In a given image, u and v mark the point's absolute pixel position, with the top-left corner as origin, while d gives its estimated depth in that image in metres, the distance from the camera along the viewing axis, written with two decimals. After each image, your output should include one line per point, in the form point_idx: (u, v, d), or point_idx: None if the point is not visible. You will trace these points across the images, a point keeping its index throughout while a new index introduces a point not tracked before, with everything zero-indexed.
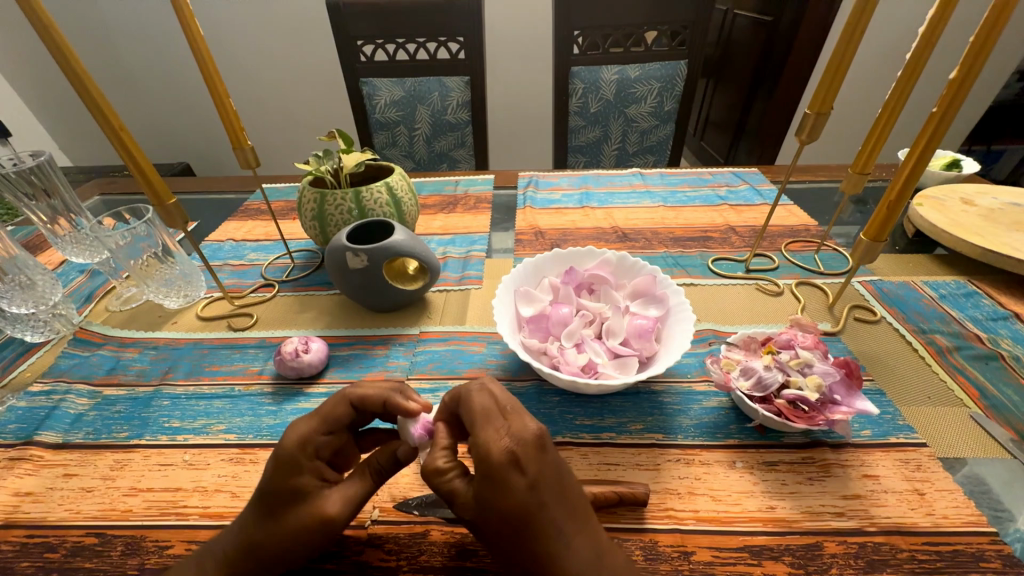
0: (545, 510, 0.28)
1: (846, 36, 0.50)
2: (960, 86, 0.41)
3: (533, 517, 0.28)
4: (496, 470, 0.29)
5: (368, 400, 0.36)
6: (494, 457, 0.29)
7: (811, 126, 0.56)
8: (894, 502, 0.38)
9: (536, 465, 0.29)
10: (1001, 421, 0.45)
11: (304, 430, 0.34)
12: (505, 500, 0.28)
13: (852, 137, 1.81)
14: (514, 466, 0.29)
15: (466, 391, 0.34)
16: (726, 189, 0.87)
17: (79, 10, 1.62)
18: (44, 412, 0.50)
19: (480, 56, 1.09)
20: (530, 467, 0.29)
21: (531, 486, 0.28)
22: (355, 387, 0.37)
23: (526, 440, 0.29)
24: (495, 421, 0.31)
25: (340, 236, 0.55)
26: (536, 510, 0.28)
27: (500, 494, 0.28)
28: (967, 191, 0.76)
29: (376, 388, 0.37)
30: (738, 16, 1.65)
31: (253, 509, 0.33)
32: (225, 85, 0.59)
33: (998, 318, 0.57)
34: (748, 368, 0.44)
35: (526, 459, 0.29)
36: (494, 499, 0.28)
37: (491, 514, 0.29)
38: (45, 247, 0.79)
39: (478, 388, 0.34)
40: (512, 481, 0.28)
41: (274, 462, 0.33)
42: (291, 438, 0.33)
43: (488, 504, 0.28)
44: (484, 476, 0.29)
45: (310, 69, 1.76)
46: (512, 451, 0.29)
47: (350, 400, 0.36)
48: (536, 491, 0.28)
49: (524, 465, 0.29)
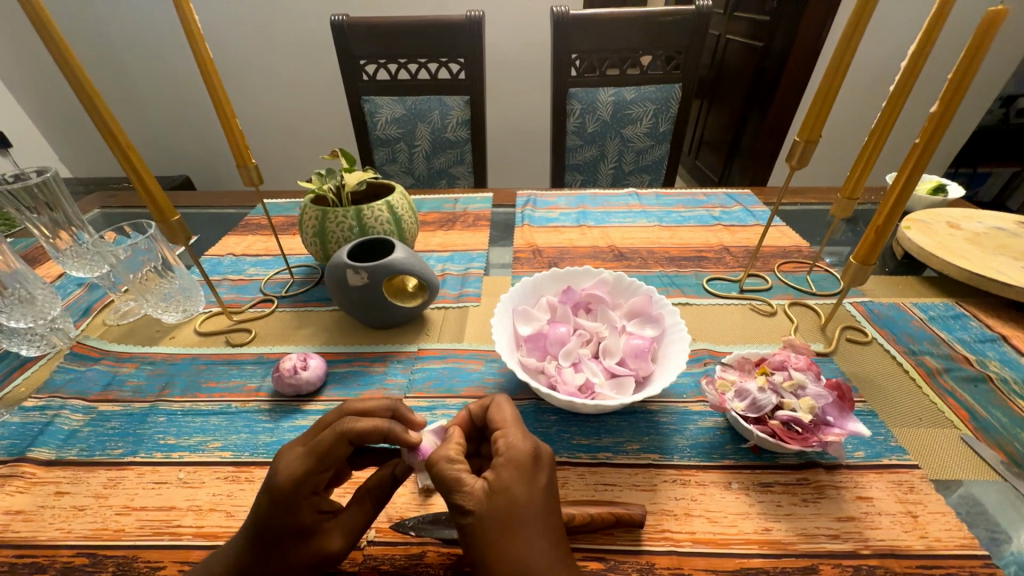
0: (549, 515, 0.31)
1: (833, 69, 0.52)
2: (942, 118, 0.43)
3: (540, 516, 0.30)
4: (523, 461, 0.32)
5: (368, 438, 0.35)
6: (522, 451, 0.32)
7: (801, 153, 0.57)
8: (888, 524, 0.39)
9: (550, 471, 0.33)
10: (991, 443, 0.46)
11: (299, 468, 0.33)
12: (524, 491, 0.31)
13: (844, 159, 1.85)
14: (537, 465, 0.32)
15: (495, 398, 0.38)
16: (720, 210, 0.89)
17: (88, 25, 1.65)
18: (38, 428, 0.49)
19: (481, 77, 1.12)
20: (549, 470, 0.32)
21: (546, 487, 0.32)
22: (353, 423, 0.34)
23: (549, 447, 0.34)
24: (516, 428, 0.35)
25: (340, 253, 0.56)
26: (544, 511, 0.31)
27: (520, 485, 0.31)
28: (954, 215, 0.78)
29: (376, 422, 0.35)
30: (730, 41, 1.70)
31: (249, 543, 0.32)
32: (233, 106, 0.61)
33: (986, 339, 0.58)
34: (742, 390, 0.44)
35: (547, 463, 0.33)
36: (514, 487, 0.31)
37: (504, 504, 0.30)
38: (44, 259, 0.79)
39: (505, 399, 0.38)
40: (534, 476, 0.31)
41: (269, 498, 0.32)
42: (288, 478, 0.32)
43: (505, 492, 0.30)
44: (508, 466, 0.32)
45: (312, 85, 1.79)
46: (538, 451, 0.33)
47: (348, 438, 0.34)
48: (547, 492, 0.32)
49: (544, 467, 0.32)
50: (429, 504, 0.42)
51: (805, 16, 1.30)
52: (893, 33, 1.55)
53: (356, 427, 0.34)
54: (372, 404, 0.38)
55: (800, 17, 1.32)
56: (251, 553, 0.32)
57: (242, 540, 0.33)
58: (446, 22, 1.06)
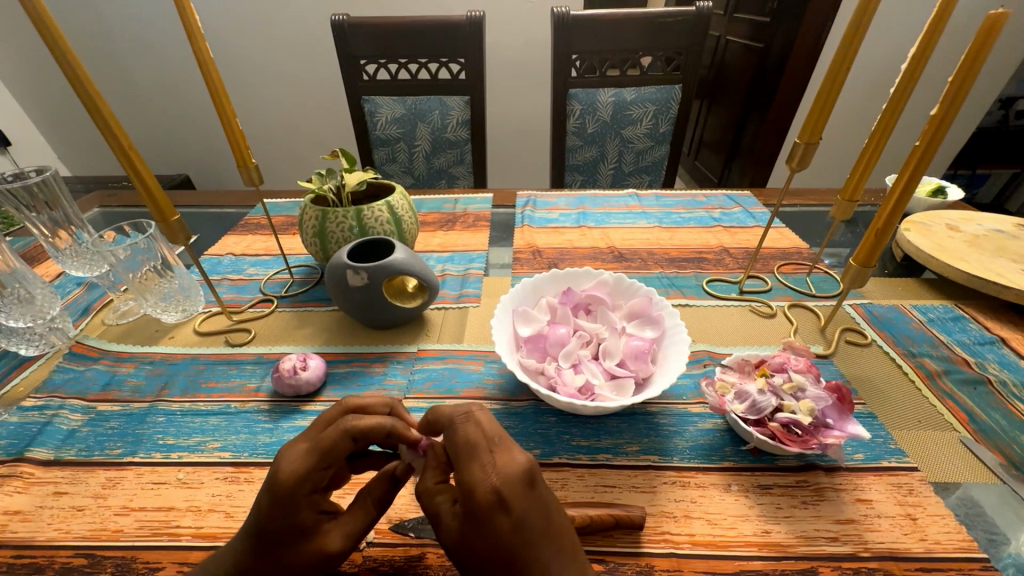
0: (533, 550, 0.29)
1: (834, 71, 0.52)
2: (941, 123, 0.43)
3: (518, 557, 0.29)
4: (484, 507, 0.29)
5: (370, 435, 0.35)
6: (482, 495, 0.30)
7: (801, 155, 0.57)
8: (888, 527, 0.39)
9: (522, 504, 0.29)
10: (990, 445, 0.46)
11: (300, 466, 0.32)
12: (492, 537, 0.29)
13: (844, 160, 1.85)
14: (502, 505, 0.29)
15: (450, 422, 0.33)
16: (719, 212, 0.89)
17: (88, 24, 1.65)
18: (36, 428, 0.49)
19: (481, 77, 1.12)
20: (519, 505, 0.29)
21: (515, 529, 0.29)
22: (354, 420, 0.34)
23: (514, 479, 0.30)
24: (482, 458, 0.31)
25: (341, 253, 0.56)
26: (522, 550, 0.29)
27: (486, 532, 0.29)
28: (953, 217, 0.78)
29: (378, 420, 0.35)
30: (730, 42, 1.70)
31: (249, 541, 0.32)
32: (233, 107, 0.61)
33: (985, 342, 0.58)
34: (742, 392, 0.44)
35: (516, 497, 0.29)
36: (481, 535, 0.29)
37: (475, 549, 0.29)
38: (43, 259, 0.79)
39: (460, 420, 0.33)
40: (500, 519, 0.29)
41: (270, 496, 0.32)
42: (289, 476, 0.32)
43: (475, 540, 0.29)
44: (471, 513, 0.30)
45: (311, 85, 1.78)
46: (500, 488, 0.30)
47: (350, 435, 0.34)
48: (520, 532, 0.29)
49: (511, 504, 0.29)
50: None
51: (806, 17, 1.30)
52: (893, 35, 1.55)
53: (359, 425, 0.34)
54: (371, 400, 0.38)
55: (801, 18, 1.32)
56: (251, 552, 0.32)
57: (242, 538, 0.33)
58: (446, 22, 1.06)
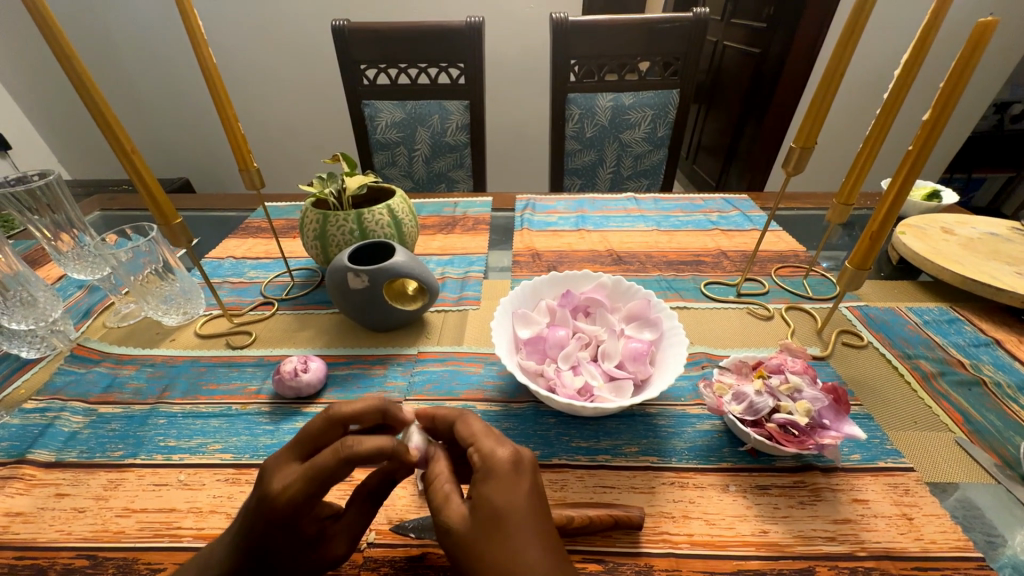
0: (536, 520, 0.29)
1: (829, 76, 0.52)
2: (934, 126, 0.43)
3: (528, 523, 0.29)
4: (500, 471, 0.31)
5: (371, 460, 0.32)
6: (498, 459, 0.31)
7: (797, 159, 0.58)
8: (883, 527, 0.39)
9: (532, 475, 0.31)
10: (985, 446, 0.46)
11: (297, 486, 0.32)
12: (503, 500, 0.30)
13: (841, 164, 1.86)
14: (515, 471, 0.31)
15: (461, 415, 0.36)
16: (717, 215, 0.90)
17: (92, 31, 1.67)
18: (38, 430, 0.49)
19: (480, 82, 1.13)
20: (529, 474, 0.31)
21: (528, 494, 0.30)
22: (354, 446, 0.32)
23: (526, 453, 0.32)
24: (496, 435, 0.34)
25: (341, 256, 0.56)
26: (530, 519, 0.29)
27: (500, 493, 0.30)
28: (949, 221, 0.79)
29: (379, 442, 0.33)
30: (727, 47, 1.72)
31: (245, 554, 0.32)
32: (235, 110, 0.61)
33: (980, 344, 0.59)
34: (739, 393, 0.45)
35: (527, 467, 0.32)
36: (494, 497, 0.30)
37: (483, 513, 0.29)
38: (45, 262, 0.79)
39: (472, 414, 0.36)
40: (515, 483, 0.30)
41: (267, 517, 0.31)
42: (288, 497, 0.31)
43: (486, 506, 0.29)
44: (487, 480, 0.31)
45: (311, 88, 1.79)
46: (515, 456, 0.32)
47: (349, 461, 0.32)
48: (532, 499, 0.30)
49: (524, 472, 0.31)
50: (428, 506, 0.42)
51: (802, 23, 1.32)
52: (886, 42, 1.57)
53: (358, 450, 0.32)
54: (361, 408, 0.36)
55: (797, 22, 1.33)
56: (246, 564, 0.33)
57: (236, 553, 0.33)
58: (446, 27, 1.07)
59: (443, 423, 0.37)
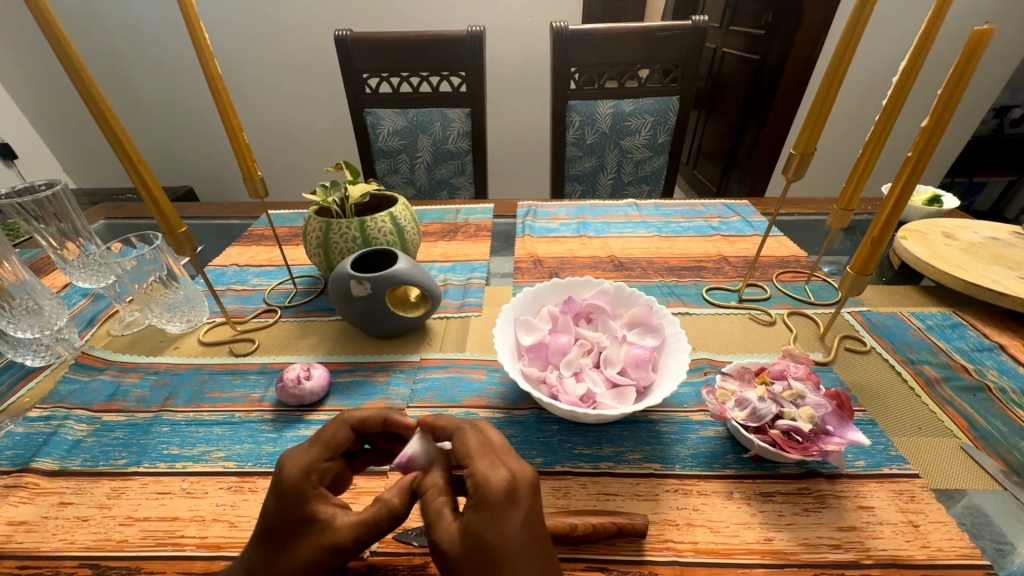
0: (528, 552, 0.29)
1: (828, 83, 0.53)
2: (933, 133, 0.44)
3: (521, 556, 0.28)
4: (495, 500, 0.30)
5: (369, 425, 0.38)
6: (495, 485, 0.30)
7: (797, 166, 0.58)
8: (890, 534, 0.39)
9: (529, 504, 0.30)
10: (991, 452, 0.46)
11: (307, 458, 0.34)
12: (497, 530, 0.29)
13: (842, 169, 1.87)
14: (512, 500, 0.30)
15: (459, 427, 0.35)
16: (718, 220, 0.90)
17: (100, 42, 1.70)
18: (42, 438, 0.49)
19: (482, 89, 1.14)
20: (525, 505, 0.30)
21: (523, 526, 0.29)
22: (352, 411, 0.37)
23: (525, 479, 0.31)
24: (494, 457, 0.33)
25: (344, 264, 0.57)
26: (524, 552, 0.28)
27: (495, 524, 0.29)
28: (950, 225, 0.79)
29: (374, 409, 0.38)
30: (726, 54, 1.74)
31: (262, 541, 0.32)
32: (240, 120, 0.62)
33: (983, 349, 0.59)
34: (742, 399, 0.45)
35: (524, 495, 0.30)
36: (484, 526, 0.29)
37: (478, 542, 0.29)
38: (50, 270, 0.80)
39: (469, 427, 0.35)
40: (511, 514, 0.29)
41: (277, 493, 0.32)
42: (297, 468, 0.33)
43: (481, 535, 0.29)
44: (483, 507, 0.30)
45: (314, 97, 1.81)
46: (513, 482, 0.31)
47: (350, 425, 0.37)
48: (528, 530, 0.29)
49: (520, 501, 0.30)
50: None
51: (800, 28, 1.33)
52: (883, 49, 1.58)
53: (355, 412, 0.37)
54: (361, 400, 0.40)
55: (795, 28, 1.34)
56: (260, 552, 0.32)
57: (254, 543, 0.33)
58: (447, 37, 1.08)
59: (442, 432, 0.36)
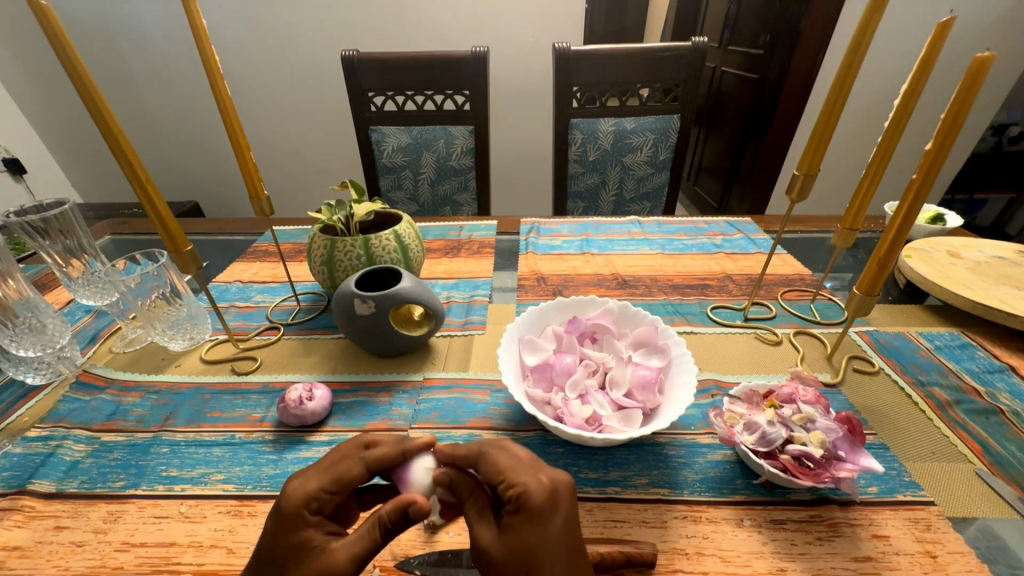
0: (568, 554, 0.30)
1: (829, 105, 0.53)
2: (936, 156, 0.44)
3: (562, 556, 0.29)
4: (535, 506, 0.30)
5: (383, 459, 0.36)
6: (534, 494, 0.31)
7: (800, 186, 0.58)
8: (907, 565, 0.38)
9: (568, 508, 0.31)
10: (1008, 479, 0.45)
11: (314, 484, 0.33)
12: (537, 535, 0.30)
13: (843, 185, 1.88)
14: (551, 506, 0.31)
15: (483, 450, 0.35)
16: (721, 238, 0.91)
17: (113, 62, 1.74)
18: (39, 459, 0.49)
19: (485, 107, 1.15)
20: (566, 509, 0.31)
21: (563, 528, 0.30)
22: (366, 440, 0.37)
23: (563, 485, 0.32)
24: (529, 468, 0.33)
25: (348, 282, 0.57)
26: (565, 552, 0.30)
27: (535, 528, 0.30)
28: (955, 244, 0.79)
29: (389, 438, 0.37)
30: (726, 73, 1.76)
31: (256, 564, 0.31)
32: (248, 139, 0.62)
33: (994, 370, 0.58)
34: (751, 423, 0.44)
35: (563, 499, 0.31)
36: (528, 530, 0.30)
37: (518, 546, 0.30)
38: (55, 286, 0.80)
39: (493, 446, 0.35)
40: (551, 519, 0.30)
41: (276, 516, 0.32)
42: (302, 491, 0.33)
43: (522, 538, 0.30)
44: (523, 512, 0.31)
45: (319, 114, 1.84)
46: (551, 488, 0.31)
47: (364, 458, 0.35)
48: (567, 529, 0.30)
49: (559, 507, 0.31)
50: (434, 541, 0.41)
51: (798, 48, 1.35)
52: (879, 69, 1.61)
53: (368, 440, 0.37)
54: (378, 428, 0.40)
55: (793, 48, 1.36)
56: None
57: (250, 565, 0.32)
58: (452, 57, 1.10)
59: (464, 458, 0.36)
